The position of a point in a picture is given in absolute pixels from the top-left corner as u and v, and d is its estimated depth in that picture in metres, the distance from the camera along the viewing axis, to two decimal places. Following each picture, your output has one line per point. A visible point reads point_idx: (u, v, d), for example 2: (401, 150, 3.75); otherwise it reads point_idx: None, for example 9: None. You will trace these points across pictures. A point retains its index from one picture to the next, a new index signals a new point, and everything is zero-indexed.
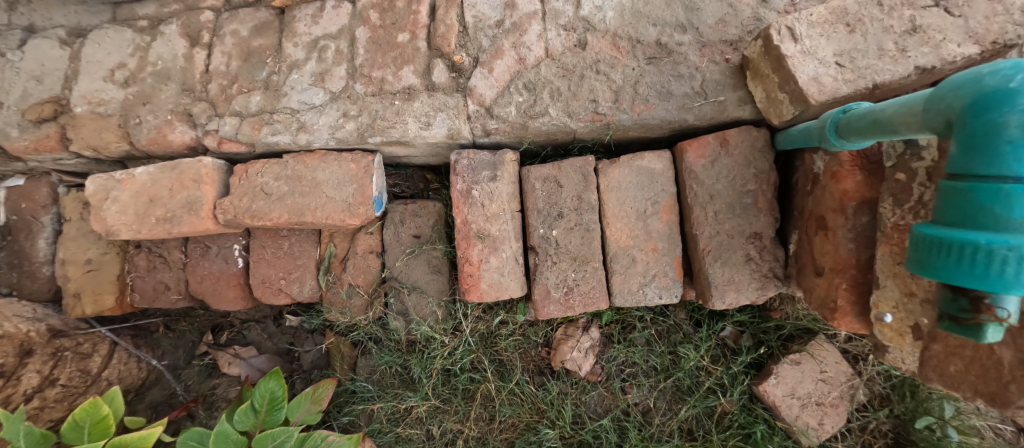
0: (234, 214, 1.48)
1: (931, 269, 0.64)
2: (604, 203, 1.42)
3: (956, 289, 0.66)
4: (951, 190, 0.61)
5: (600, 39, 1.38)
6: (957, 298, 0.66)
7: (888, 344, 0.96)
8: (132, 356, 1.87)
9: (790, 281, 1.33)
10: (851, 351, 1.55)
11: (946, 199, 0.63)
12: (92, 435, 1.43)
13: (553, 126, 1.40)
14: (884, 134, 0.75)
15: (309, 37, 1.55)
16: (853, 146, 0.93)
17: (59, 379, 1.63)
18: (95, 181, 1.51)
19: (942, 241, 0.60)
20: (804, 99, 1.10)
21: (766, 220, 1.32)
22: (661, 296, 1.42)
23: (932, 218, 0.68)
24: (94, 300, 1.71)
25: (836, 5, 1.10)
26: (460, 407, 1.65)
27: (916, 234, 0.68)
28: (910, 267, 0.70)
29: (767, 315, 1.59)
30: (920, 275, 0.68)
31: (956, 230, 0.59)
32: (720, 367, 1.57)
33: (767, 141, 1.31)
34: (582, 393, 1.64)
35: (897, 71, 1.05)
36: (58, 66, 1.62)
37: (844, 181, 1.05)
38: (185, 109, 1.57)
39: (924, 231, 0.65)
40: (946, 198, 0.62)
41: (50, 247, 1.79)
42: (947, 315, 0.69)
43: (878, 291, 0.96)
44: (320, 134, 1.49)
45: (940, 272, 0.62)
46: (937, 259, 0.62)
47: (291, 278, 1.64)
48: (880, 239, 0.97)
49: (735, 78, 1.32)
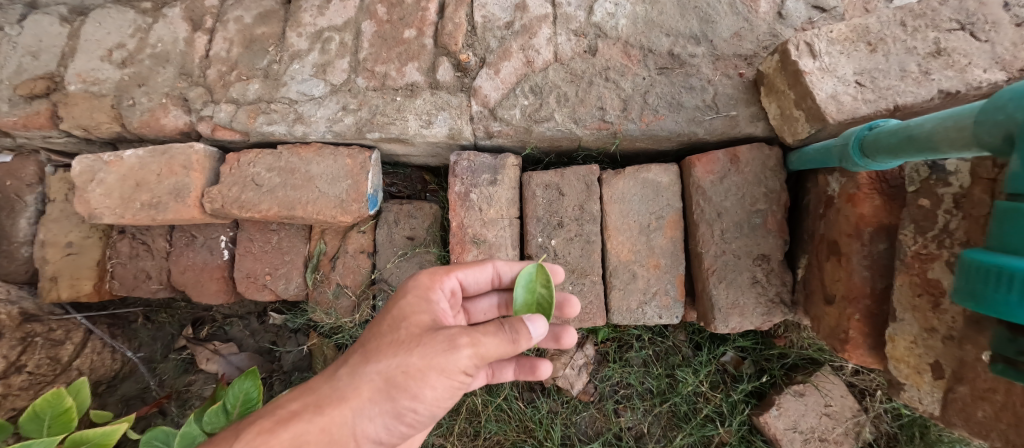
0: (222, 203, 1.42)
1: (987, 302, 0.57)
2: (607, 215, 1.36)
3: (1013, 327, 0.61)
4: (1012, 215, 0.54)
5: (611, 46, 1.35)
6: (1016, 339, 0.61)
7: (903, 381, 0.89)
8: (106, 346, 1.79)
9: (797, 308, 1.27)
10: (859, 386, 1.48)
11: (1005, 223, 0.56)
12: (51, 429, 1.35)
13: (557, 132, 1.35)
14: (921, 153, 0.69)
15: (314, 28, 1.51)
16: (878, 167, 0.88)
17: (26, 366, 1.56)
18: (81, 162, 1.45)
19: (1001, 270, 0.53)
20: (820, 117, 1.05)
21: (774, 242, 1.26)
22: (661, 316, 1.36)
23: (990, 243, 0.60)
24: (70, 285, 1.64)
25: (858, 23, 1.07)
26: (444, 420, 1.58)
27: (969, 262, 0.61)
28: (961, 300, 0.63)
29: (770, 342, 1.53)
30: (977, 310, 0.61)
31: (1016, 259, 0.52)
32: (719, 394, 1.50)
33: (779, 160, 1.26)
34: (573, 414, 1.56)
35: (919, 94, 1.00)
36: (56, 43, 1.58)
37: (861, 205, 1.00)
38: (180, 93, 1.53)
39: (979, 259, 0.58)
40: (1006, 223, 0.56)
41: (31, 228, 1.71)
42: (1002, 357, 0.63)
43: (895, 325, 0.90)
44: (316, 126, 1.43)
45: (998, 305, 0.55)
46: (995, 291, 0.55)
47: (277, 274, 1.57)
48: (898, 268, 0.90)
49: (748, 94, 1.28)
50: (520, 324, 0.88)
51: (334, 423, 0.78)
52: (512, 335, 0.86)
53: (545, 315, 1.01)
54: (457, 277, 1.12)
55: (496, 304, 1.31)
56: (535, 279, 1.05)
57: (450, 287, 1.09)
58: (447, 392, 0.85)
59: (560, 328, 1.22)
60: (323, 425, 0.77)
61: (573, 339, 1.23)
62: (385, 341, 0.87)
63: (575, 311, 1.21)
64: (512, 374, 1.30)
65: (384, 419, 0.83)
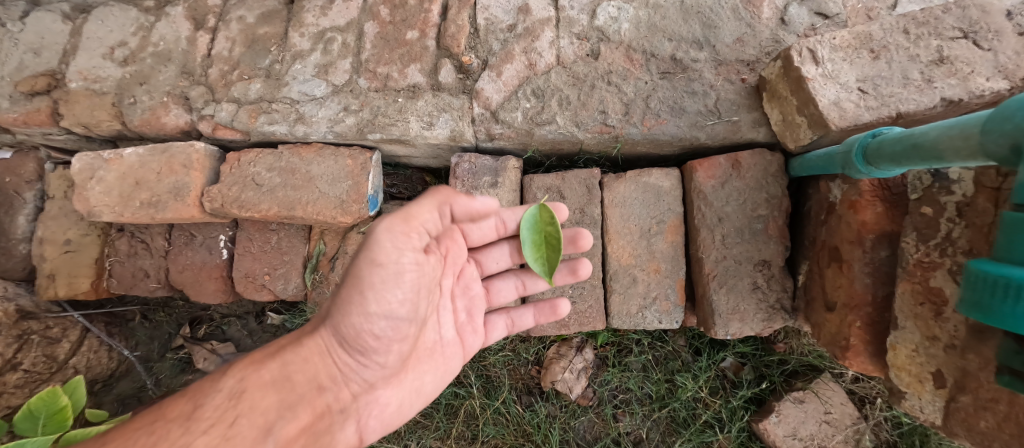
0: (222, 203, 1.41)
1: (994, 313, 0.56)
2: (607, 219, 1.36)
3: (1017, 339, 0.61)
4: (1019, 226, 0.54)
5: (614, 50, 1.35)
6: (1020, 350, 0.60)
7: (904, 390, 0.89)
8: (103, 344, 1.79)
9: (797, 315, 1.26)
10: (859, 393, 1.47)
11: (1012, 234, 0.56)
12: (45, 428, 1.33)
13: (559, 135, 1.35)
14: (926, 161, 0.69)
15: (316, 28, 1.51)
16: (881, 174, 0.88)
17: (22, 364, 1.58)
18: (81, 159, 1.45)
19: (1009, 282, 0.53)
20: (822, 124, 1.05)
21: (775, 248, 1.26)
22: (661, 321, 1.35)
23: (995, 253, 0.60)
24: (68, 283, 1.63)
25: (861, 30, 1.07)
26: (442, 423, 1.59)
27: (975, 273, 0.61)
28: (967, 311, 0.63)
29: (770, 348, 1.53)
30: (982, 321, 0.61)
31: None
32: (719, 400, 1.49)
33: (781, 166, 1.26)
34: (571, 418, 1.55)
35: (922, 101, 1.00)
36: (58, 40, 1.58)
37: (863, 212, 1.00)
38: (182, 92, 1.52)
39: (986, 270, 0.58)
40: (1013, 234, 0.56)
41: (29, 225, 1.70)
42: (1008, 369, 0.63)
43: (897, 333, 0.90)
44: (317, 126, 1.43)
45: (1005, 317, 0.54)
46: (1002, 302, 0.54)
47: (276, 274, 1.57)
48: (900, 276, 0.90)
49: (750, 99, 1.28)
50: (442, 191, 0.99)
51: (313, 353, 0.94)
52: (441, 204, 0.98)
53: (555, 247, 1.11)
54: (458, 224, 1.17)
55: (508, 253, 1.33)
56: (539, 218, 1.13)
57: (450, 232, 1.14)
58: (393, 284, 0.88)
59: (574, 260, 1.28)
60: (304, 355, 0.94)
61: (588, 269, 1.29)
62: None
63: (587, 244, 1.25)
64: (531, 318, 1.32)
65: (345, 335, 0.93)
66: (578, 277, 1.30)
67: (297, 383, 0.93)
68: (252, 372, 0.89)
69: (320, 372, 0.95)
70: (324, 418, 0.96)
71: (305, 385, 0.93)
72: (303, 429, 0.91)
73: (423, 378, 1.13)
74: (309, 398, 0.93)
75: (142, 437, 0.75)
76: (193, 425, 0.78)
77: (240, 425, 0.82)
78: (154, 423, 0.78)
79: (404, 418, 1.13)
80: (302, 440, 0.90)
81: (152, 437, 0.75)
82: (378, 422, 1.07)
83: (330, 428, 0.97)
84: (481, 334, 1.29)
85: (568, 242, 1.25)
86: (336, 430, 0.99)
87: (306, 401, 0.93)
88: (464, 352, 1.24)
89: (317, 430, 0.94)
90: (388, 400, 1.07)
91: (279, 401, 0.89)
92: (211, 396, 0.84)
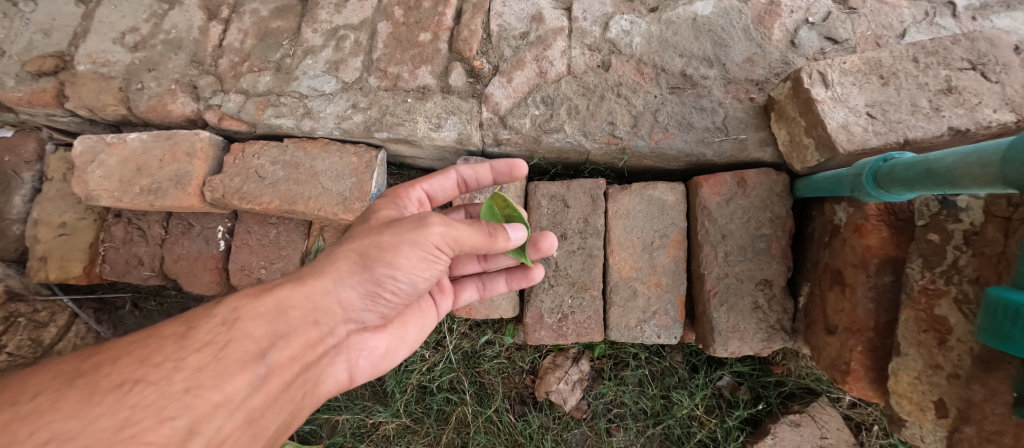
0: (223, 193, 1.40)
1: (1014, 342, 0.58)
2: (610, 230, 1.36)
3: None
4: None
5: (625, 62, 1.36)
6: None
7: (906, 418, 0.89)
8: (90, 331, 1.76)
9: (797, 336, 1.26)
10: (855, 419, 1.46)
11: None
12: None
13: (566, 143, 1.35)
14: (939, 187, 0.70)
15: (330, 25, 1.51)
16: (891, 198, 0.87)
17: (5, 347, 1.51)
18: (83, 142, 1.44)
19: None
20: (830, 146, 1.05)
21: (778, 268, 1.26)
22: (660, 336, 1.34)
23: (1018, 282, 0.61)
24: (60, 267, 1.61)
25: (871, 56, 1.08)
26: (431, 429, 1.57)
27: (994, 303, 0.62)
28: (987, 337, 0.65)
29: (768, 369, 1.51)
30: (1005, 350, 0.62)
31: None
32: (713, 419, 1.48)
33: (786, 186, 1.26)
34: (564, 431, 1.53)
35: (929, 129, 1.01)
36: (69, 22, 1.57)
37: (868, 236, 1.00)
38: (190, 80, 1.52)
39: (1007, 300, 0.59)
40: None
41: (25, 205, 1.68)
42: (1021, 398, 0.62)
43: (899, 359, 0.89)
44: (324, 122, 1.42)
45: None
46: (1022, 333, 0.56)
47: (272, 269, 1.55)
48: (905, 302, 0.90)
49: (758, 118, 1.28)
50: (498, 226, 0.96)
51: (316, 292, 0.88)
52: (489, 230, 0.94)
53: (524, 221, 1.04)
54: (423, 188, 1.19)
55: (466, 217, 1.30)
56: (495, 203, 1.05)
57: (416, 197, 1.16)
58: (426, 267, 0.94)
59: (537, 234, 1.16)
60: (305, 293, 0.86)
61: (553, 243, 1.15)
62: (359, 229, 0.99)
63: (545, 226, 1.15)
64: (503, 283, 1.30)
65: (367, 287, 0.93)
66: (545, 252, 1.17)
67: (292, 318, 0.83)
68: (247, 303, 0.80)
69: (318, 309, 0.87)
70: (316, 350, 0.88)
71: (301, 320, 0.84)
72: (295, 359, 0.82)
73: (406, 327, 1.15)
74: (304, 330, 0.84)
75: (133, 350, 0.69)
76: (187, 343, 0.71)
77: (233, 348, 0.73)
78: (148, 338, 0.71)
79: (391, 361, 1.13)
80: (293, 370, 0.82)
81: (145, 350, 0.69)
82: (367, 363, 1.05)
83: (321, 363, 0.91)
84: (451, 296, 1.28)
85: (510, 177, 1.23)
86: (326, 365, 0.93)
87: (302, 332, 0.84)
88: (436, 310, 1.24)
89: (307, 363, 0.86)
90: (377, 343, 1.07)
91: (272, 330, 0.79)
92: (205, 320, 0.76)
